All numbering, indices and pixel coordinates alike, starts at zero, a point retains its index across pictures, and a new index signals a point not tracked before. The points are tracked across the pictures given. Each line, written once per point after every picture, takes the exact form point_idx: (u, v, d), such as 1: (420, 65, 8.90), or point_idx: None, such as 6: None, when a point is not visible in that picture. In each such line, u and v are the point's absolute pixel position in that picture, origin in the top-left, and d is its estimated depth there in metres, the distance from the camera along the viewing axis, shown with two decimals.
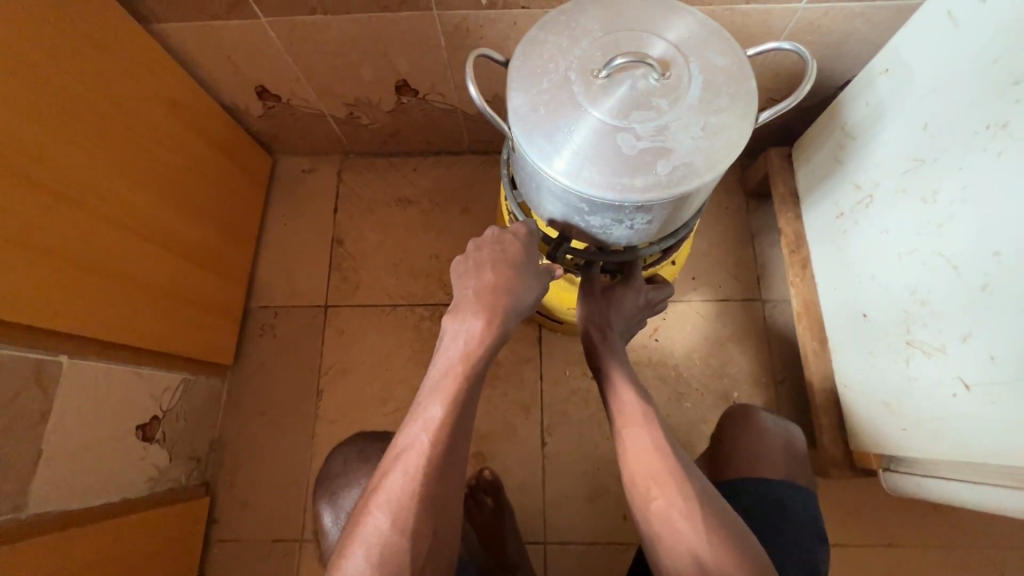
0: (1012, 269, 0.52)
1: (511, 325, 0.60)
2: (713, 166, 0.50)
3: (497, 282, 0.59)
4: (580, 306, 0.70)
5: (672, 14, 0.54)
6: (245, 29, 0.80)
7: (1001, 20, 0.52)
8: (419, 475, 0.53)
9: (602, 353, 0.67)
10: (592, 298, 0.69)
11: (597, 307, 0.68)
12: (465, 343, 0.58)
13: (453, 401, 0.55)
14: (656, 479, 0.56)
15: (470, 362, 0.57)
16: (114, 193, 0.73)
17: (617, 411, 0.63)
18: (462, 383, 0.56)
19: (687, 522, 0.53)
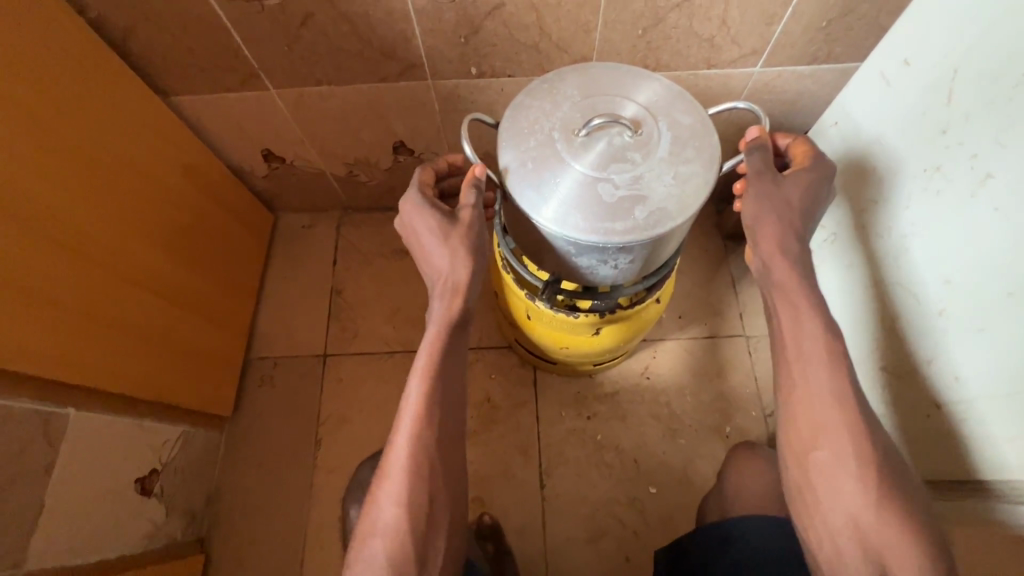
0: (963, 295, 0.57)
1: (455, 284, 0.62)
2: (684, 210, 0.55)
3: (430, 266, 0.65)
4: (750, 202, 0.61)
5: (641, 81, 0.61)
6: (255, 99, 0.87)
7: (924, 80, 0.60)
8: (411, 448, 0.58)
9: (784, 257, 0.60)
10: (772, 193, 0.60)
11: (783, 204, 0.60)
12: (429, 324, 0.63)
13: (428, 375, 0.61)
14: (826, 434, 0.56)
15: (437, 340, 0.62)
16: (126, 250, 0.77)
17: (793, 343, 0.60)
18: (435, 361, 0.61)
19: (855, 484, 0.53)
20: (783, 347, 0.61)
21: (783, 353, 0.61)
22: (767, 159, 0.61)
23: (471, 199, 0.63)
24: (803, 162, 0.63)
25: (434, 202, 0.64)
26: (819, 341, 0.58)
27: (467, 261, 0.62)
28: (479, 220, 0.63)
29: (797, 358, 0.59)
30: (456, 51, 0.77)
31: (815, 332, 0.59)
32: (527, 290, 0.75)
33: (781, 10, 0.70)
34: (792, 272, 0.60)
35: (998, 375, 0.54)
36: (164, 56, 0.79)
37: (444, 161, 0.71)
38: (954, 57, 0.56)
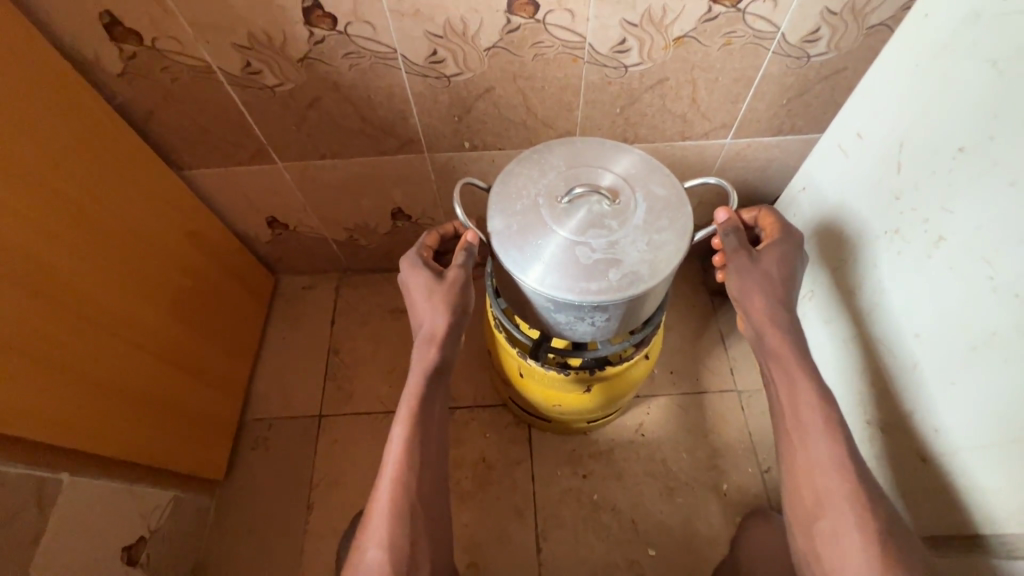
0: (931, 348, 0.60)
1: (433, 335, 0.65)
2: (657, 273, 0.59)
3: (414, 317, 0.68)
4: (734, 278, 0.65)
5: (620, 154, 0.66)
6: (263, 172, 0.93)
7: (875, 151, 0.66)
8: (392, 496, 0.60)
9: (775, 327, 0.64)
10: (752, 268, 0.64)
11: (764, 276, 0.64)
12: (410, 376, 0.66)
13: (409, 422, 0.64)
14: (830, 503, 0.58)
15: (416, 391, 0.65)
16: (132, 315, 0.80)
17: (794, 410, 0.62)
18: (416, 410, 0.64)
19: (858, 554, 0.55)
20: (781, 411, 0.64)
21: (782, 418, 0.64)
22: (740, 237, 0.66)
23: (460, 259, 0.66)
24: (774, 235, 0.67)
25: (428, 262, 0.68)
26: (811, 405, 0.61)
27: (445, 318, 0.64)
28: (461, 278, 0.65)
29: (797, 424, 0.62)
30: (450, 127, 0.84)
31: (811, 397, 0.62)
32: (519, 348, 0.78)
33: (743, 91, 0.78)
34: (787, 340, 0.63)
35: (974, 426, 0.56)
36: (182, 136, 0.85)
37: (452, 226, 0.74)
38: (899, 131, 0.62)
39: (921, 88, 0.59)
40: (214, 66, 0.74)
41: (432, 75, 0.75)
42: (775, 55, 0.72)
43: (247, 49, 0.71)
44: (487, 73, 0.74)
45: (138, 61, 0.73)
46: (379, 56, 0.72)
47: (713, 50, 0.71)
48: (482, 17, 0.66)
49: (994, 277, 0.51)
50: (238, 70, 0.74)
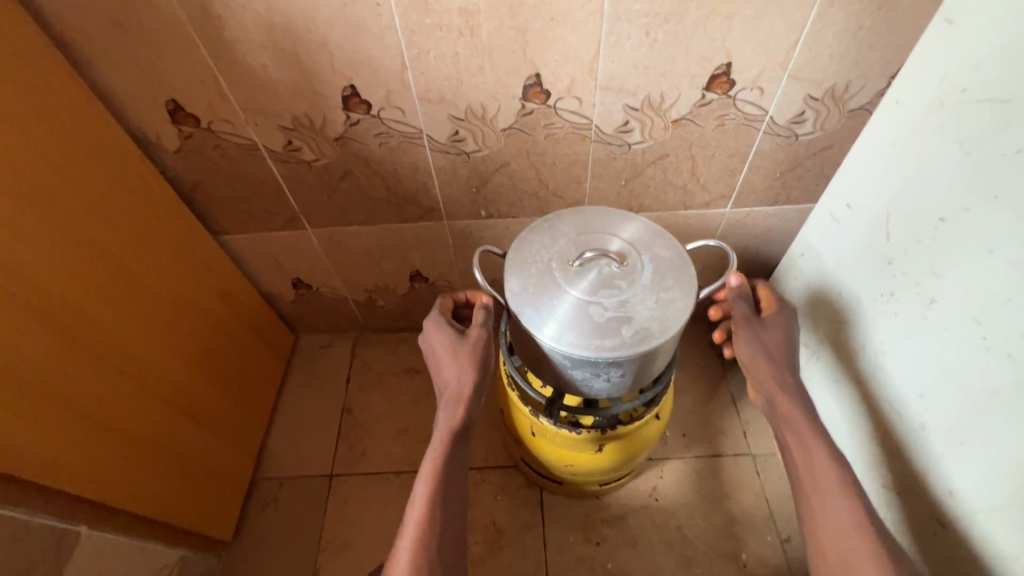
0: (936, 408, 0.61)
1: (458, 393, 0.68)
2: (667, 330, 0.62)
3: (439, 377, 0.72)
4: (743, 346, 0.68)
5: (626, 221, 0.72)
6: (294, 236, 1.00)
7: (865, 220, 0.71)
8: (414, 554, 0.60)
9: (784, 394, 0.67)
10: (759, 335, 0.68)
11: (770, 346, 0.68)
12: (434, 432, 0.69)
13: (432, 480, 0.65)
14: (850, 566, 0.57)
15: (440, 447, 0.67)
16: (162, 369, 0.83)
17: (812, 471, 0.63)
18: (439, 466, 0.66)
19: None
20: (798, 470, 0.64)
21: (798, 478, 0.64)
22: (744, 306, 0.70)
23: (481, 319, 0.71)
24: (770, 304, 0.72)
25: (452, 322, 0.72)
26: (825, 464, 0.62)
27: (470, 375, 0.68)
28: (484, 338, 0.70)
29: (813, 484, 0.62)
30: (468, 197, 0.91)
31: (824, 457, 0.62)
32: (532, 407, 0.79)
33: (739, 165, 0.84)
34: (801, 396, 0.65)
35: (987, 487, 0.56)
36: (224, 205, 0.93)
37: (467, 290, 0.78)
38: (884, 203, 0.67)
39: (901, 164, 0.64)
40: (260, 144, 0.82)
41: (454, 152, 0.83)
42: (766, 134, 0.79)
43: (290, 130, 0.80)
44: (503, 150, 0.82)
45: (193, 139, 0.82)
46: (407, 136, 0.81)
47: (708, 130, 0.78)
48: (500, 103, 0.75)
49: (987, 338, 0.53)
50: (280, 147, 0.83)
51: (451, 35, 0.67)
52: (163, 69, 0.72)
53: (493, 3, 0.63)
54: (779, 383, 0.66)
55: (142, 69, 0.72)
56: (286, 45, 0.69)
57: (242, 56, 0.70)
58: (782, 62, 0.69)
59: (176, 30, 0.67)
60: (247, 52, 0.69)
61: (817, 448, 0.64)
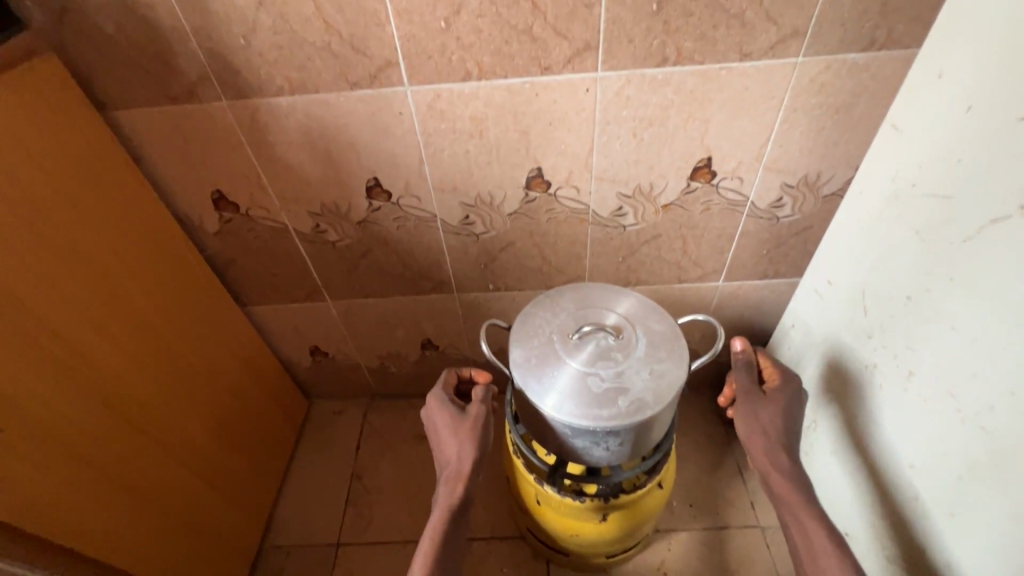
0: (927, 478, 0.63)
1: (459, 470, 0.72)
2: (661, 400, 0.66)
3: (439, 453, 0.75)
4: (740, 420, 0.72)
5: (621, 296, 0.78)
6: (315, 307, 1.08)
7: (845, 296, 0.76)
8: None
9: (780, 473, 0.69)
10: (760, 410, 0.72)
11: (770, 420, 0.71)
12: (433, 510, 0.71)
13: (430, 558, 0.66)
14: None
15: (439, 524, 0.69)
16: (186, 435, 0.88)
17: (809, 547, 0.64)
18: (438, 543, 0.68)
19: None
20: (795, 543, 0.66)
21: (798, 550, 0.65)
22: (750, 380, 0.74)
23: (481, 396, 0.77)
24: (775, 380, 0.75)
25: (453, 400, 0.78)
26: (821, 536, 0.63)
27: (471, 452, 0.72)
28: (483, 415, 0.75)
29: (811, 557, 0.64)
30: (477, 272, 0.98)
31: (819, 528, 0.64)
32: (536, 474, 0.82)
33: (727, 243, 0.91)
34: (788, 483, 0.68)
35: (981, 561, 0.57)
36: (253, 279, 1.02)
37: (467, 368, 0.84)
38: (859, 280, 0.72)
39: (869, 245, 0.70)
40: (290, 227, 0.92)
41: (464, 233, 0.91)
42: (749, 215, 0.86)
43: (318, 214, 0.89)
44: (509, 231, 0.90)
45: (231, 224, 0.91)
46: (422, 220, 0.89)
47: (695, 213, 0.86)
48: (506, 192, 0.84)
49: (961, 410, 0.57)
50: (308, 229, 0.92)
51: (462, 136, 0.77)
52: (212, 165, 0.82)
53: (499, 111, 0.73)
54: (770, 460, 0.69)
55: (194, 165, 0.82)
56: (320, 145, 0.79)
57: (281, 154, 0.80)
58: (757, 156, 0.78)
59: (227, 134, 0.78)
60: (285, 151, 0.80)
61: (811, 519, 0.66)
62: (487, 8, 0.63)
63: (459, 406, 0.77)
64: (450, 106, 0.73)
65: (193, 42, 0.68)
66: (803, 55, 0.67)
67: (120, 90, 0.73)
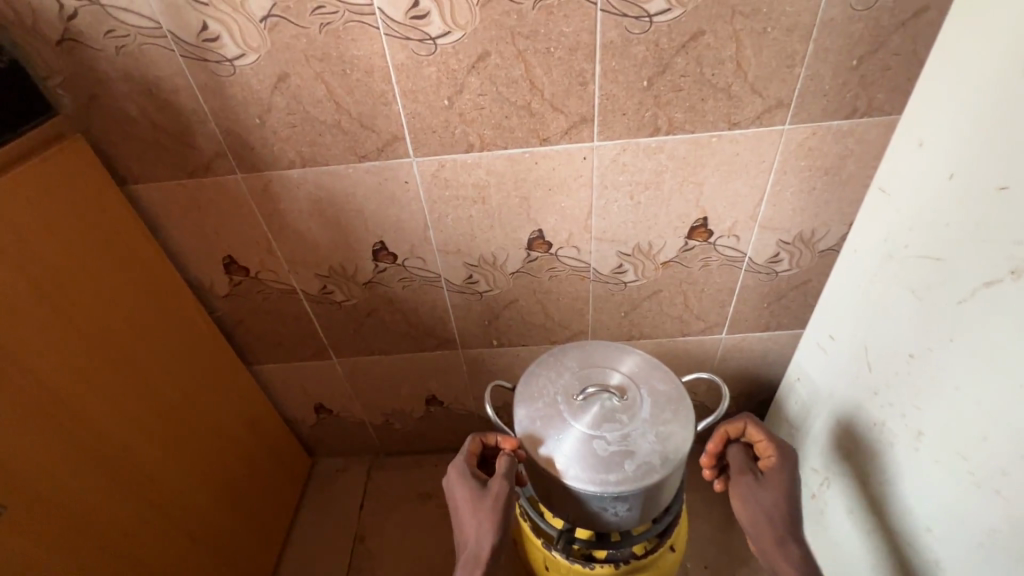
0: (948, 542, 0.61)
1: (480, 553, 0.69)
2: (668, 463, 0.66)
3: (462, 530, 0.72)
4: (739, 503, 0.71)
5: (624, 355, 0.78)
6: (321, 365, 1.08)
7: (848, 352, 0.76)
8: None
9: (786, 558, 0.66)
10: (755, 493, 0.70)
11: (766, 502, 0.69)
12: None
13: None
14: None
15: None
16: (190, 501, 0.87)
17: None
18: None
19: None
20: None
21: None
22: (743, 460, 0.73)
23: (502, 470, 0.73)
24: (770, 458, 0.72)
25: (475, 472, 0.75)
26: None
27: (490, 533, 0.69)
28: (504, 493, 0.71)
29: None
30: (481, 329, 0.99)
31: None
32: (544, 539, 0.80)
33: (728, 297, 0.92)
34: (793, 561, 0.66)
35: None
36: (261, 339, 1.03)
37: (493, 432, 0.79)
38: (860, 336, 0.73)
39: (867, 302, 0.71)
40: (298, 289, 0.94)
41: (468, 291, 0.93)
42: (748, 270, 0.88)
43: (325, 276, 0.91)
44: (512, 289, 0.92)
45: (241, 286, 0.94)
46: (427, 280, 0.91)
47: (695, 269, 0.88)
48: (508, 252, 0.86)
49: (973, 473, 0.56)
50: (315, 291, 0.94)
51: (466, 201, 0.80)
52: (225, 232, 0.85)
53: (501, 178, 0.77)
54: (781, 545, 0.67)
55: (207, 233, 0.85)
56: (329, 213, 0.82)
57: (291, 222, 0.83)
58: (752, 215, 0.80)
59: (240, 204, 0.81)
60: (296, 219, 0.83)
61: None
62: (488, 87, 0.68)
63: (481, 480, 0.74)
64: (454, 174, 0.76)
65: (212, 122, 0.72)
66: (790, 122, 0.70)
67: (142, 166, 0.77)
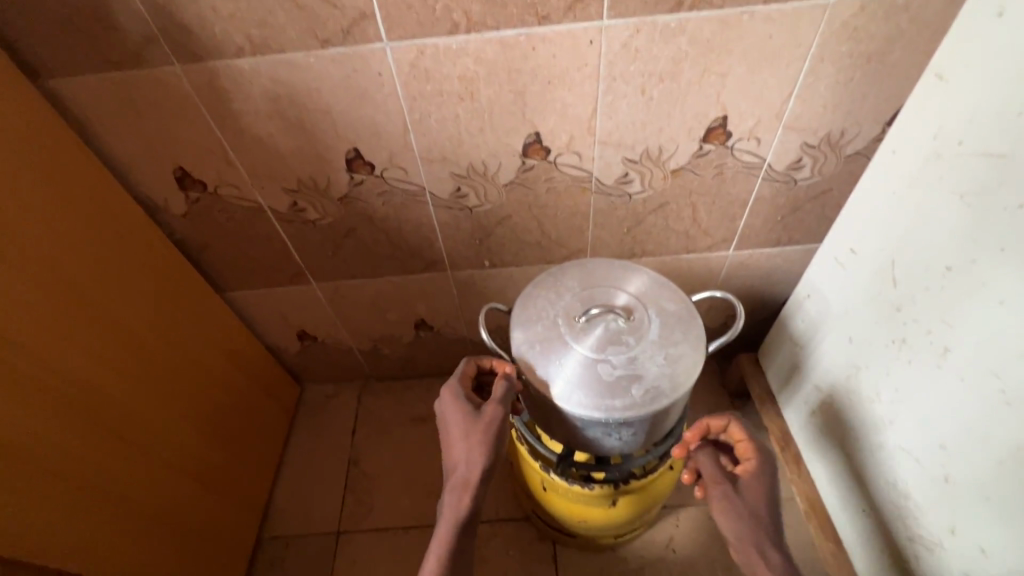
0: (961, 460, 0.59)
1: (469, 477, 0.64)
2: (677, 387, 0.61)
3: (451, 455, 0.67)
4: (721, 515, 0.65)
5: (630, 273, 0.72)
6: (299, 291, 1.00)
7: (871, 266, 0.70)
8: None
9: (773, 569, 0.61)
10: (734, 502, 0.65)
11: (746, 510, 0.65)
12: (439, 520, 0.63)
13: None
14: None
15: (445, 539, 0.61)
16: (167, 433, 0.82)
17: None
18: (444, 561, 0.60)
19: None
20: None
21: None
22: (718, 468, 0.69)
23: (499, 394, 0.68)
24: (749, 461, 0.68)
25: (469, 396, 0.70)
26: None
27: (481, 457, 0.64)
28: (498, 418, 0.66)
29: None
30: (471, 249, 0.91)
31: None
32: (542, 462, 0.77)
33: (739, 210, 0.85)
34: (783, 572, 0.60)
35: (1013, 546, 0.54)
36: (230, 264, 0.94)
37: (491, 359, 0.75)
38: (889, 249, 0.67)
39: (902, 210, 0.64)
40: (265, 206, 0.84)
41: (457, 207, 0.84)
42: (765, 179, 0.80)
43: (295, 191, 0.81)
44: (505, 204, 0.83)
45: (199, 204, 0.83)
46: (410, 193, 0.82)
47: (708, 178, 0.79)
48: (501, 161, 0.76)
49: (1006, 391, 0.52)
50: (285, 208, 0.84)
51: (451, 99, 0.68)
52: (171, 140, 0.73)
53: (492, 69, 0.65)
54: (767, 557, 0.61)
55: (151, 142, 0.74)
56: (291, 116, 0.70)
57: (248, 126, 0.72)
58: (777, 113, 0.70)
59: (184, 104, 0.69)
60: (253, 122, 0.71)
61: None
62: None
63: (475, 403, 0.69)
64: (437, 65, 0.65)
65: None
66: None
67: (55, 55, 0.63)
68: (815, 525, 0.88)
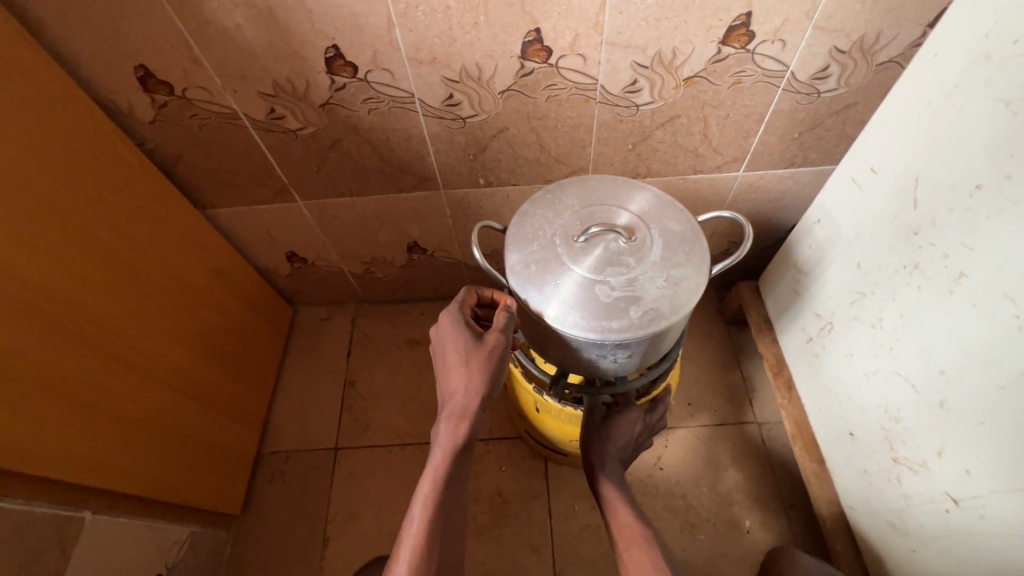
0: (959, 385, 0.58)
1: (468, 406, 0.59)
2: (677, 309, 0.59)
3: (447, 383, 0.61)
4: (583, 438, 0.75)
5: (634, 191, 0.67)
6: (284, 210, 0.96)
7: (891, 187, 0.66)
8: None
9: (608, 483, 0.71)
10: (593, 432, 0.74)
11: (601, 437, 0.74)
12: (434, 448, 0.60)
13: (433, 504, 0.56)
14: None
15: (440, 467, 0.58)
16: (158, 351, 0.81)
17: (618, 534, 0.66)
18: (439, 489, 0.57)
19: None
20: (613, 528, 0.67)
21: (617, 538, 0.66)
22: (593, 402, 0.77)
23: (501, 322, 0.61)
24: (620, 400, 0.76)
25: (470, 323, 0.63)
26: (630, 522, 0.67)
27: (480, 388, 0.59)
28: (503, 345, 0.60)
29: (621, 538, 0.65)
30: (465, 165, 0.86)
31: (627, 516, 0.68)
32: (535, 383, 0.78)
33: (754, 126, 0.78)
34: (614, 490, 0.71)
35: (1002, 467, 0.55)
36: (210, 179, 0.89)
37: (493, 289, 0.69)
38: (914, 167, 0.62)
39: (933, 125, 0.59)
40: (241, 113, 0.77)
41: (449, 117, 0.77)
42: (785, 92, 0.73)
43: (272, 96, 0.74)
44: (501, 115, 0.77)
45: (168, 109, 0.76)
46: (398, 100, 0.75)
47: (724, 88, 0.72)
48: (497, 63, 0.69)
49: (1020, 316, 0.50)
50: (262, 115, 0.77)
51: None
52: (128, 33, 0.65)
53: None
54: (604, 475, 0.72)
55: (105, 35, 0.66)
56: (260, 3, 0.62)
57: (212, 15, 0.64)
58: (808, 10, 0.63)
59: None
60: (217, 11, 0.63)
61: (624, 509, 0.69)
62: None
63: (477, 331, 0.62)
64: None
65: None
66: None
67: None
68: (799, 446, 0.90)
